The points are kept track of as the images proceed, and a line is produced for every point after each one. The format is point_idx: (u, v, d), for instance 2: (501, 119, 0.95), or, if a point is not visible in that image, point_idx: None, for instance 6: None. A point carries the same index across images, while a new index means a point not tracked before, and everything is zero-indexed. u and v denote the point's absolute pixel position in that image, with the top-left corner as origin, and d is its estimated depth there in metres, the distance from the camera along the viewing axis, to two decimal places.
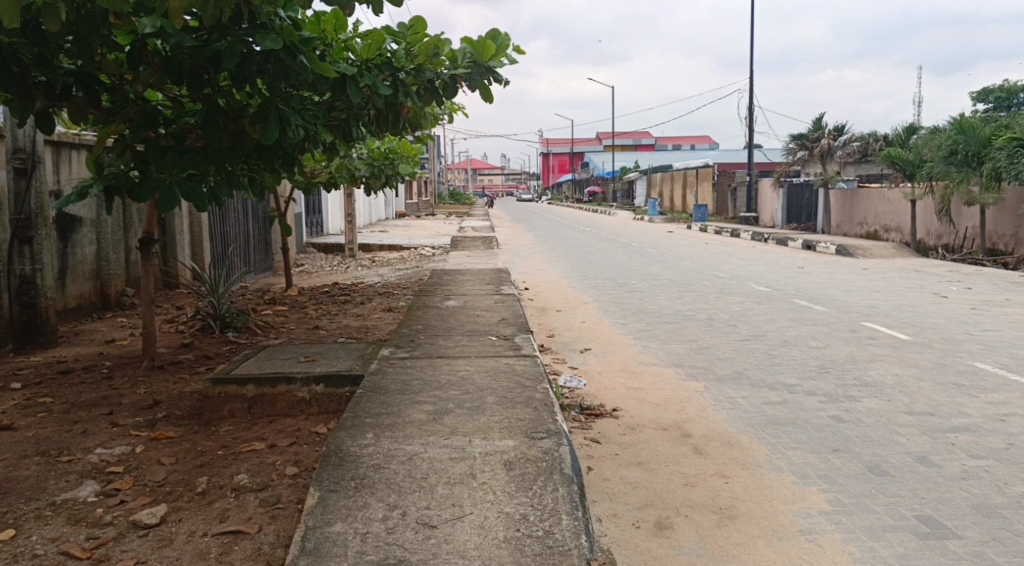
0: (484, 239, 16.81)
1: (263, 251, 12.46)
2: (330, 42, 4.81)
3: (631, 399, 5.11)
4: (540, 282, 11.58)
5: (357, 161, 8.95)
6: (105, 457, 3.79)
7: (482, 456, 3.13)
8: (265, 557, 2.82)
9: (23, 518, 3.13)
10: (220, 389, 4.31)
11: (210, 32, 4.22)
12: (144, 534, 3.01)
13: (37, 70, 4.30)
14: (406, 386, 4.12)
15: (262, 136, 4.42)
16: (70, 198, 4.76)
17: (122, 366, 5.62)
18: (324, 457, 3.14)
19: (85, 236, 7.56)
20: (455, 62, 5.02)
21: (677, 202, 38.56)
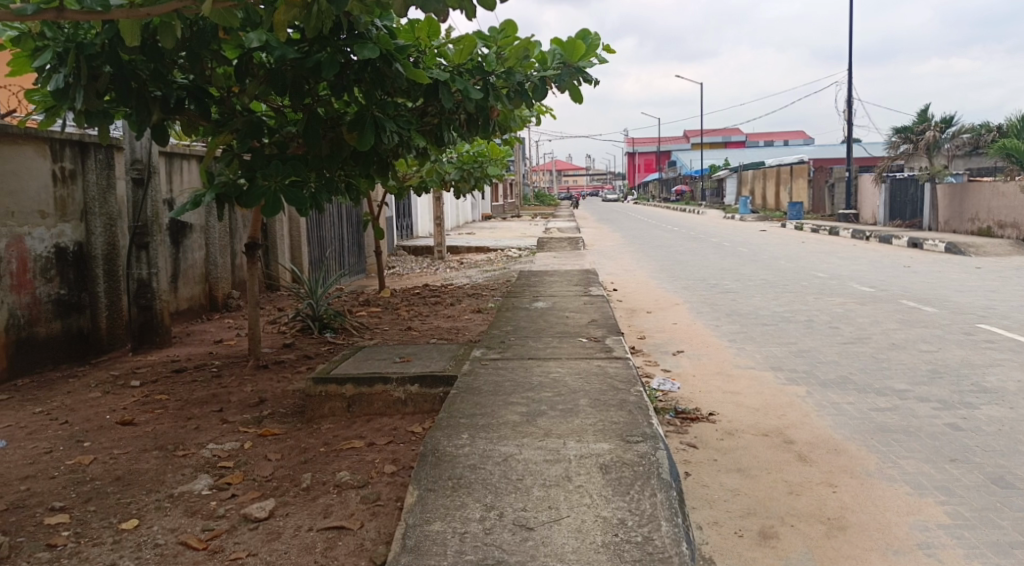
0: (570, 241, 16.79)
1: (357, 254, 12.79)
2: (424, 48, 4.89)
3: (728, 403, 5.00)
4: (630, 283, 11.52)
5: (447, 165, 9.12)
6: (217, 452, 3.98)
7: (577, 459, 3.13)
8: (368, 554, 2.89)
9: (145, 509, 3.31)
10: (321, 388, 4.45)
11: (312, 44, 4.40)
12: (255, 527, 3.14)
13: (154, 86, 4.54)
14: (498, 387, 4.16)
15: (358, 143, 4.57)
16: (185, 206, 5.00)
17: (230, 365, 5.90)
18: (422, 456, 3.21)
19: (194, 242, 7.96)
20: (545, 63, 5.03)
21: (769, 199, 37.58)
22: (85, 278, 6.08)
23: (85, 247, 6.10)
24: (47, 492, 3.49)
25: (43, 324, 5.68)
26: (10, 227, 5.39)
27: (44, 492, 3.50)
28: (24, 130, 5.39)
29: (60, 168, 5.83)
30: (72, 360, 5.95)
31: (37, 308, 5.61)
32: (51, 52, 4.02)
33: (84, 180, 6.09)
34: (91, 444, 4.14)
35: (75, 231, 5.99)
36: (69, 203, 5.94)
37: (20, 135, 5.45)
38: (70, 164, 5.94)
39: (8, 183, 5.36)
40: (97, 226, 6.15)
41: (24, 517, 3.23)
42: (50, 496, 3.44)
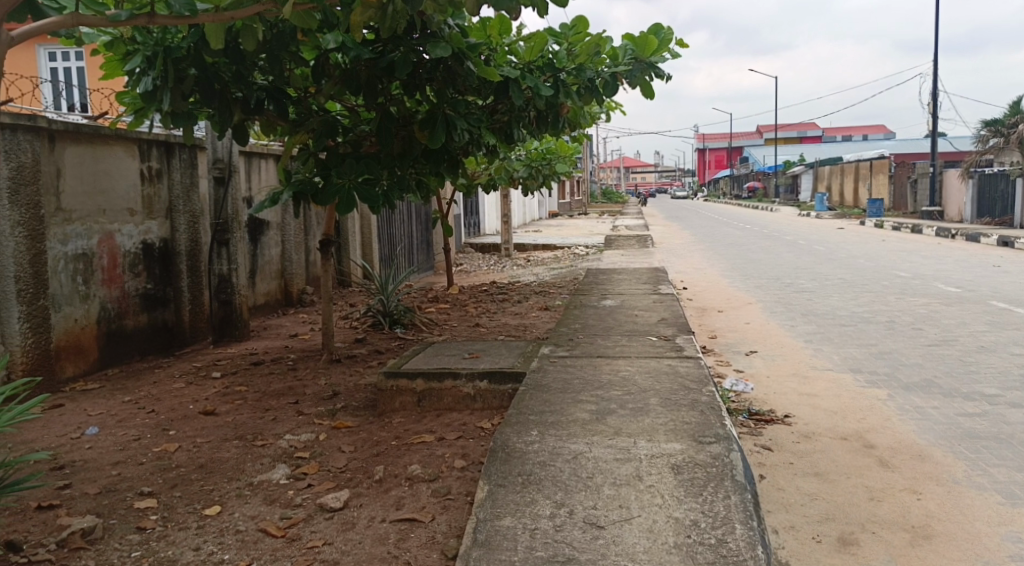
0: (639, 238, 16.64)
1: (426, 251, 12.94)
2: (494, 46, 4.89)
3: (804, 405, 4.88)
4: (700, 282, 11.24)
5: (516, 162, 9.15)
6: (293, 443, 4.09)
7: (648, 458, 3.11)
8: (439, 546, 2.93)
9: (226, 496, 3.43)
10: (393, 382, 4.53)
11: (386, 43, 4.49)
12: (330, 517, 3.23)
13: (236, 87, 4.69)
14: (567, 385, 4.16)
15: (430, 141, 4.63)
16: (263, 203, 5.15)
17: (305, 359, 6.05)
18: (492, 452, 3.23)
19: (271, 238, 8.19)
20: (616, 59, 5.02)
21: (847, 196, 36.49)
22: (169, 273, 6.33)
23: (169, 244, 6.36)
24: (136, 477, 3.65)
25: (131, 317, 5.93)
26: (102, 224, 5.64)
27: (133, 477, 3.65)
28: (115, 131, 5.64)
29: (148, 168, 6.08)
30: (157, 351, 6.20)
31: (126, 301, 5.87)
32: (141, 56, 4.19)
33: (170, 179, 6.34)
34: (175, 432, 4.31)
35: (161, 229, 6.25)
36: (155, 201, 6.19)
37: (111, 136, 5.69)
38: (156, 164, 6.19)
39: (101, 182, 5.62)
40: (181, 223, 6.41)
41: (116, 501, 3.38)
42: (139, 481, 3.60)
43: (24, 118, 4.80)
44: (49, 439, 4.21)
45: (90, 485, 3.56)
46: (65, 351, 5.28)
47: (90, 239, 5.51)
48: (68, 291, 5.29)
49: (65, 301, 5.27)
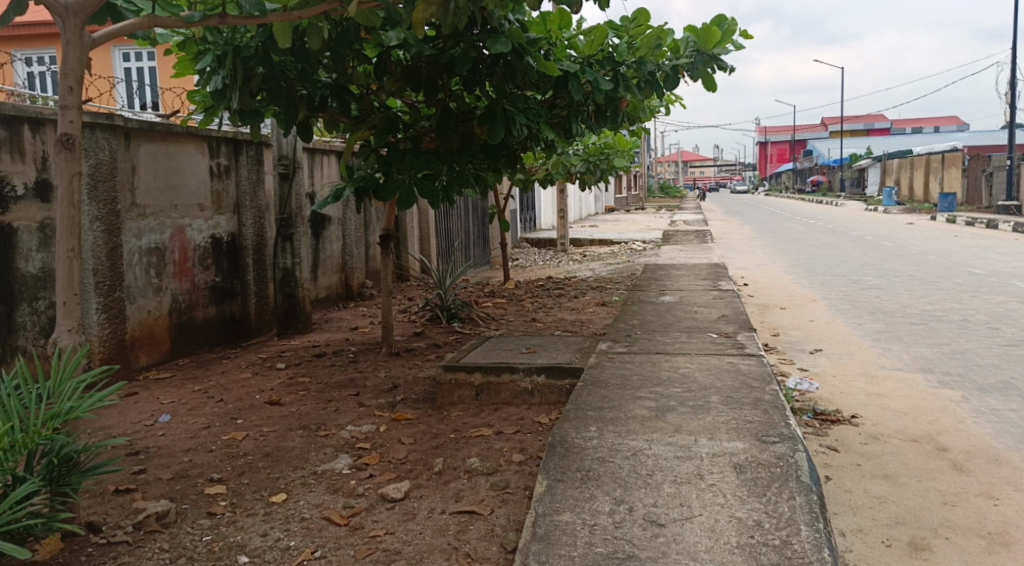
0: (698, 233, 16.40)
1: (482, 246, 13.00)
2: (554, 40, 4.88)
3: (872, 406, 4.76)
4: (762, 278, 11.06)
5: (573, 157, 9.12)
6: (355, 434, 4.17)
7: (710, 456, 3.08)
8: (498, 539, 2.95)
9: (292, 484, 3.52)
10: (451, 375, 4.57)
11: (447, 40, 4.51)
12: (392, 507, 3.28)
13: (301, 85, 4.78)
14: (626, 381, 4.14)
15: (489, 136, 4.65)
16: (326, 199, 5.24)
17: (365, 351, 6.14)
18: (551, 447, 3.24)
19: (333, 233, 8.34)
20: (677, 52, 4.95)
21: (916, 191, 35.34)
22: (236, 267, 6.51)
23: (236, 238, 6.53)
24: (206, 464, 3.76)
25: (201, 309, 6.11)
26: (174, 218, 5.81)
27: (204, 464, 3.77)
28: (186, 129, 5.81)
29: (217, 164, 6.25)
30: (225, 342, 6.38)
31: (195, 293, 6.05)
32: (212, 55, 4.31)
33: (237, 175, 6.52)
34: (243, 421, 4.43)
35: (229, 223, 6.43)
36: (223, 196, 6.36)
37: (183, 134, 5.86)
38: (225, 160, 6.36)
39: (173, 178, 5.79)
40: (248, 218, 6.58)
41: (188, 486, 3.50)
42: (210, 468, 3.71)
43: (101, 116, 4.98)
44: (124, 425, 4.38)
45: (163, 470, 3.69)
46: (139, 341, 5.47)
47: (162, 234, 5.69)
48: (141, 283, 5.48)
49: (139, 293, 5.45)
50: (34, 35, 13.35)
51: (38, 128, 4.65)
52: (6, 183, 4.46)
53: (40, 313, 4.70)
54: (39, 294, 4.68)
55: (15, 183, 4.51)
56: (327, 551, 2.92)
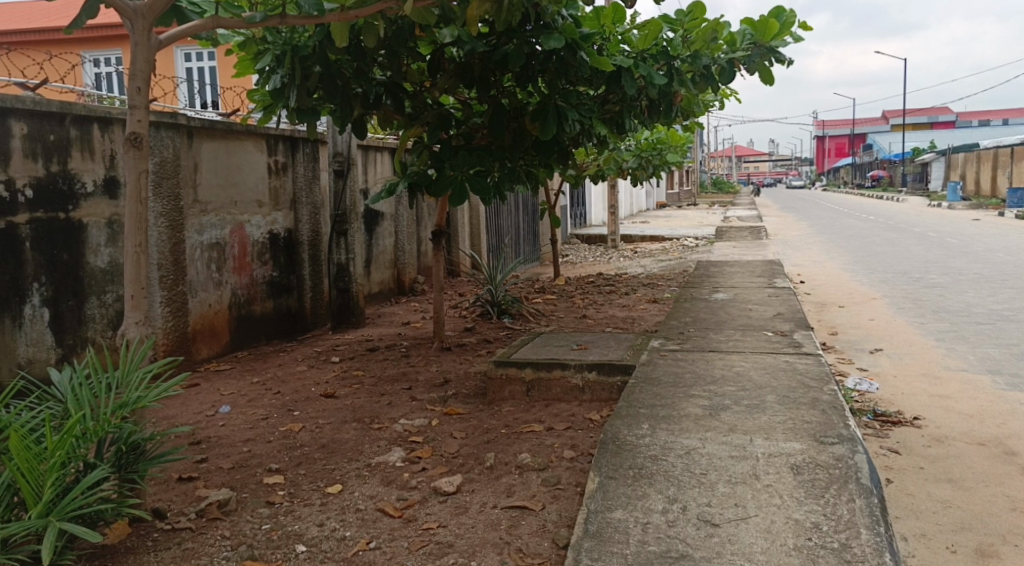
0: (753, 229, 16.13)
1: (532, 242, 13.01)
2: (607, 35, 4.83)
3: (936, 408, 4.63)
4: (819, 276, 10.83)
5: (625, 152, 9.06)
6: (408, 427, 4.21)
7: (766, 457, 3.03)
8: (550, 535, 2.95)
9: (347, 475, 3.58)
10: (502, 370, 4.59)
11: (500, 36, 4.52)
12: (444, 500, 3.31)
13: (357, 83, 4.84)
14: (679, 379, 4.10)
15: (541, 132, 4.66)
16: (380, 195, 5.29)
17: (417, 346, 6.20)
18: (602, 444, 3.23)
19: (386, 229, 8.43)
20: (734, 45, 4.85)
21: (982, 185, 34.18)
22: (293, 262, 6.64)
23: (293, 234, 6.66)
24: (264, 454, 3.85)
25: (259, 302, 6.25)
26: (234, 215, 5.95)
27: (262, 454, 3.86)
28: (246, 126, 5.94)
29: (274, 161, 6.38)
30: (282, 335, 6.51)
31: (254, 288, 6.18)
32: (271, 54, 4.39)
33: (294, 172, 6.64)
34: (299, 413, 4.52)
35: (286, 219, 6.55)
36: (281, 193, 6.49)
37: (242, 132, 5.99)
38: (282, 158, 6.49)
39: (233, 175, 5.93)
40: (304, 214, 6.70)
41: (247, 475, 3.58)
42: (268, 458, 3.80)
43: (166, 115, 5.12)
44: (186, 416, 4.50)
45: (223, 459, 3.79)
46: (200, 334, 5.61)
47: (223, 229, 5.83)
48: (203, 278, 5.63)
49: (201, 287, 5.60)
50: (99, 36, 13.77)
51: (106, 128, 4.80)
52: (77, 180, 4.61)
53: (108, 306, 4.86)
54: (107, 287, 4.83)
55: (85, 181, 4.67)
56: (381, 543, 2.96)
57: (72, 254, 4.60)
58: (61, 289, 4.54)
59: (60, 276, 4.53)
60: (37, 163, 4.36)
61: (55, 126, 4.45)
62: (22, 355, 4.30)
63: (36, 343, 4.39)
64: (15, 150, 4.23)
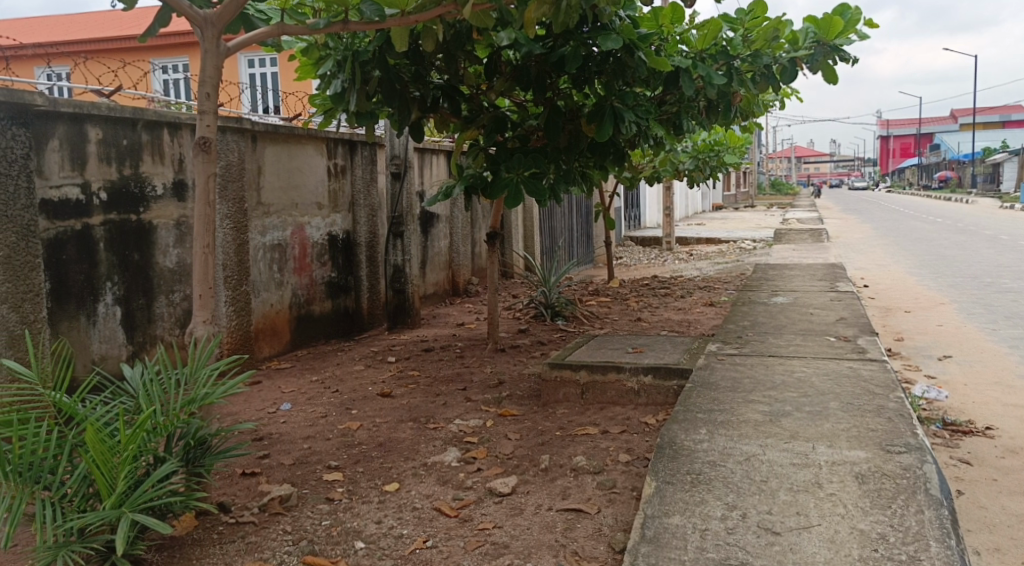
0: (813, 231, 15.77)
1: (586, 244, 12.95)
2: (665, 35, 4.76)
3: (1010, 417, 4.47)
4: (884, 280, 10.55)
5: (681, 154, 8.96)
6: (463, 427, 4.24)
7: (829, 465, 2.96)
8: (606, 538, 2.93)
9: (404, 474, 3.62)
10: (557, 373, 4.58)
11: (557, 39, 4.54)
12: (499, 501, 3.32)
13: (415, 86, 4.89)
14: (737, 384, 4.03)
15: (597, 134, 4.64)
16: (437, 197, 5.33)
17: (472, 347, 6.23)
18: (659, 449, 3.20)
19: (441, 231, 8.50)
20: (795, 44, 4.74)
21: None
22: (351, 263, 6.75)
23: (351, 235, 6.76)
24: (324, 452, 3.92)
25: (318, 303, 6.36)
26: (295, 216, 6.07)
27: (322, 452, 3.92)
28: (307, 130, 6.05)
29: (334, 164, 6.50)
30: (340, 335, 6.62)
31: (314, 288, 6.30)
32: (332, 60, 4.48)
33: (353, 174, 6.75)
34: (357, 411, 4.58)
35: (344, 221, 6.66)
36: (340, 195, 6.60)
37: (304, 135, 6.11)
38: (341, 161, 6.60)
39: (295, 178, 6.05)
40: (362, 216, 6.81)
41: (307, 472, 3.65)
42: (327, 455, 3.86)
43: (231, 120, 5.26)
44: (250, 412, 4.61)
45: (285, 456, 3.86)
46: (262, 333, 5.74)
47: (284, 231, 5.95)
48: (266, 278, 5.76)
49: (263, 288, 5.73)
50: (168, 44, 14.24)
51: (176, 132, 4.95)
52: (147, 183, 4.76)
53: (176, 304, 5.00)
54: (175, 287, 4.98)
55: (155, 184, 4.82)
56: (438, 541, 2.98)
57: (143, 255, 4.75)
58: (132, 288, 4.69)
59: (131, 275, 4.68)
60: (111, 167, 4.51)
61: (127, 131, 4.61)
62: (96, 352, 4.45)
63: (109, 340, 4.54)
64: (91, 155, 4.39)
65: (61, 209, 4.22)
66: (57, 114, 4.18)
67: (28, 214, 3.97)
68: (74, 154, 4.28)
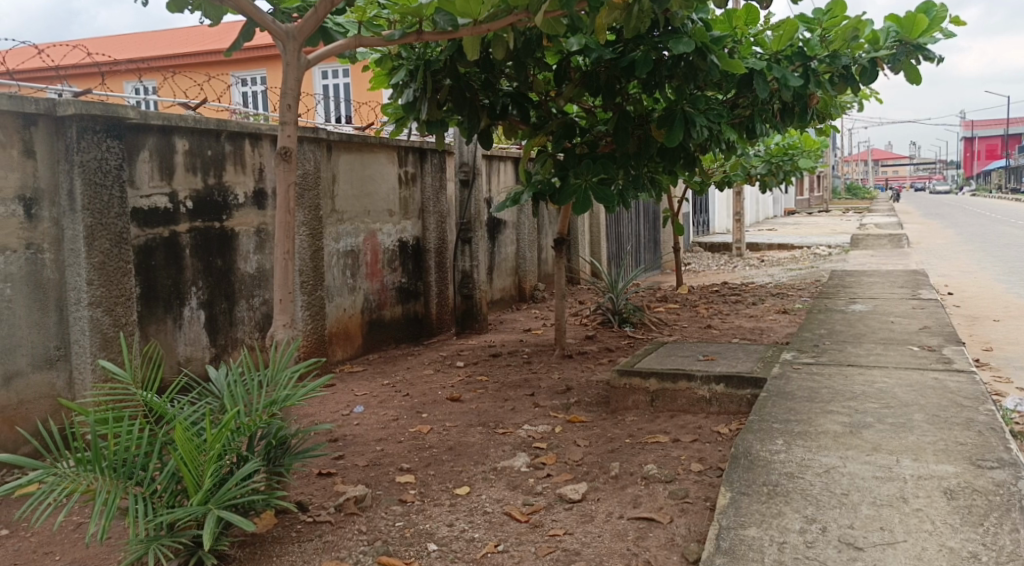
0: (892, 237, 15.24)
1: (653, 250, 12.78)
2: (739, 38, 4.71)
3: None
4: (970, 287, 10.13)
5: (754, 158, 8.80)
6: (532, 433, 4.25)
7: (914, 479, 2.86)
8: (679, 549, 2.89)
9: (474, 478, 3.64)
10: (626, 380, 4.54)
11: (627, 43, 4.51)
12: (570, 507, 3.31)
13: (484, 94, 4.93)
14: (815, 394, 3.92)
15: (667, 139, 4.60)
16: (505, 203, 5.35)
17: (539, 353, 6.24)
18: (735, 458, 3.14)
19: (507, 237, 8.54)
20: (876, 44, 4.54)
21: None
22: (420, 269, 6.83)
23: (421, 242, 6.84)
24: (396, 454, 3.97)
25: (389, 308, 6.47)
26: (367, 223, 6.18)
27: (394, 454, 3.98)
28: (379, 139, 6.16)
29: (405, 172, 6.60)
30: (409, 339, 6.71)
31: (385, 293, 6.40)
32: (405, 71, 4.62)
33: (423, 182, 6.83)
34: (428, 415, 4.64)
35: (414, 228, 6.75)
36: (410, 202, 6.70)
37: (376, 144, 6.23)
38: (412, 168, 6.70)
39: (367, 186, 6.16)
40: (432, 222, 6.88)
41: (381, 473, 3.71)
42: (400, 457, 3.92)
43: (308, 130, 5.40)
44: (325, 414, 4.71)
45: (359, 457, 3.94)
46: (336, 337, 5.86)
47: (357, 237, 6.07)
48: (339, 283, 5.88)
49: (337, 292, 5.86)
50: (249, 58, 14.77)
51: (257, 142, 5.11)
52: (230, 192, 4.93)
53: (256, 308, 5.15)
54: (255, 292, 5.13)
55: (237, 193, 4.98)
56: (509, 546, 2.99)
57: (225, 260, 4.91)
58: (215, 292, 4.85)
59: (214, 280, 4.84)
60: (196, 177, 4.68)
61: (211, 142, 4.77)
62: (181, 354, 4.62)
63: (193, 342, 4.70)
64: (178, 165, 4.56)
65: (151, 216, 4.40)
66: (148, 126, 4.35)
67: (121, 222, 4.14)
68: (162, 164, 4.46)
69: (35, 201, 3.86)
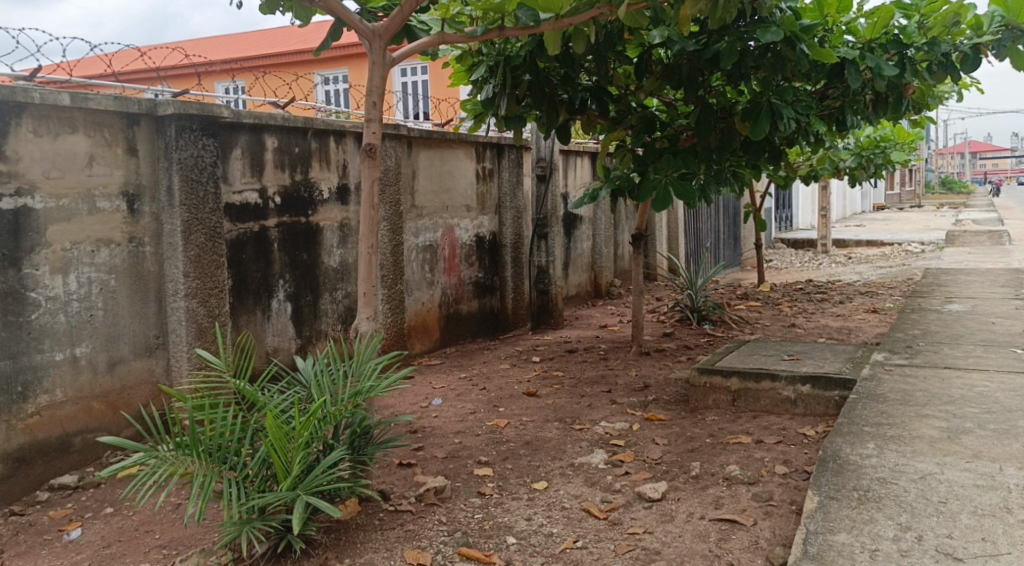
0: (991, 233, 14.48)
1: (733, 245, 12.49)
2: (830, 26, 4.57)
3: None
4: None
5: (843, 151, 8.51)
6: (609, 430, 4.21)
7: (1020, 489, 2.71)
8: (764, 552, 2.81)
9: (552, 473, 3.64)
10: (707, 378, 4.45)
11: (712, 34, 4.40)
12: (649, 506, 3.27)
13: (563, 89, 4.90)
14: (909, 397, 3.76)
15: (752, 131, 4.49)
16: (583, 199, 5.31)
17: (616, 349, 6.18)
18: (823, 461, 3.04)
19: (584, 232, 8.50)
20: (980, 29, 4.31)
21: None
22: (497, 264, 6.87)
23: (497, 237, 6.87)
24: (474, 447, 4.01)
25: (466, 302, 6.52)
26: (445, 219, 6.25)
27: (472, 447, 4.02)
28: (458, 135, 6.21)
29: (483, 168, 6.64)
30: (486, 333, 6.76)
31: (462, 288, 6.46)
32: (485, 66, 4.63)
33: (500, 177, 6.85)
34: (505, 409, 4.66)
35: (491, 223, 6.79)
36: (487, 198, 6.73)
37: (455, 140, 6.28)
38: (490, 164, 6.73)
39: (446, 181, 6.22)
40: (508, 218, 6.90)
41: (459, 465, 3.75)
42: (478, 450, 3.95)
43: (391, 127, 5.49)
44: (405, 405, 4.79)
45: (438, 449, 3.99)
46: (414, 330, 5.95)
47: (436, 232, 6.14)
48: (418, 278, 5.97)
49: (416, 286, 5.94)
50: (331, 57, 15.17)
51: (340, 139, 5.22)
52: (315, 188, 5.05)
53: (338, 301, 5.27)
54: (338, 285, 5.25)
55: (322, 188, 5.10)
56: (588, 542, 2.97)
57: (311, 255, 5.04)
58: (301, 285, 4.98)
59: (300, 273, 4.97)
60: (284, 173, 4.82)
61: (298, 140, 4.90)
62: (270, 344, 4.77)
63: (281, 333, 4.84)
64: (268, 162, 4.70)
65: (242, 212, 4.55)
66: (240, 124, 4.50)
67: (214, 217, 4.29)
68: (253, 161, 4.60)
69: (137, 196, 4.05)
